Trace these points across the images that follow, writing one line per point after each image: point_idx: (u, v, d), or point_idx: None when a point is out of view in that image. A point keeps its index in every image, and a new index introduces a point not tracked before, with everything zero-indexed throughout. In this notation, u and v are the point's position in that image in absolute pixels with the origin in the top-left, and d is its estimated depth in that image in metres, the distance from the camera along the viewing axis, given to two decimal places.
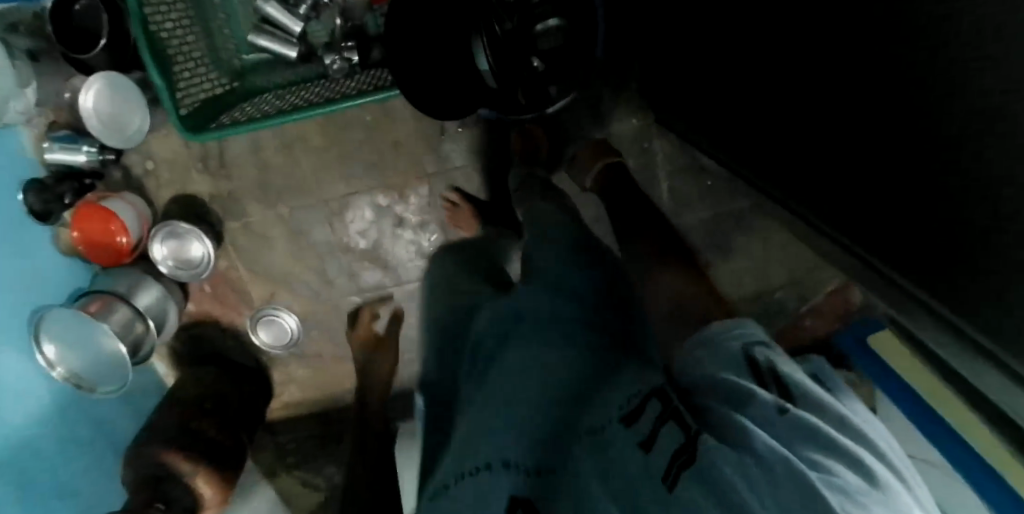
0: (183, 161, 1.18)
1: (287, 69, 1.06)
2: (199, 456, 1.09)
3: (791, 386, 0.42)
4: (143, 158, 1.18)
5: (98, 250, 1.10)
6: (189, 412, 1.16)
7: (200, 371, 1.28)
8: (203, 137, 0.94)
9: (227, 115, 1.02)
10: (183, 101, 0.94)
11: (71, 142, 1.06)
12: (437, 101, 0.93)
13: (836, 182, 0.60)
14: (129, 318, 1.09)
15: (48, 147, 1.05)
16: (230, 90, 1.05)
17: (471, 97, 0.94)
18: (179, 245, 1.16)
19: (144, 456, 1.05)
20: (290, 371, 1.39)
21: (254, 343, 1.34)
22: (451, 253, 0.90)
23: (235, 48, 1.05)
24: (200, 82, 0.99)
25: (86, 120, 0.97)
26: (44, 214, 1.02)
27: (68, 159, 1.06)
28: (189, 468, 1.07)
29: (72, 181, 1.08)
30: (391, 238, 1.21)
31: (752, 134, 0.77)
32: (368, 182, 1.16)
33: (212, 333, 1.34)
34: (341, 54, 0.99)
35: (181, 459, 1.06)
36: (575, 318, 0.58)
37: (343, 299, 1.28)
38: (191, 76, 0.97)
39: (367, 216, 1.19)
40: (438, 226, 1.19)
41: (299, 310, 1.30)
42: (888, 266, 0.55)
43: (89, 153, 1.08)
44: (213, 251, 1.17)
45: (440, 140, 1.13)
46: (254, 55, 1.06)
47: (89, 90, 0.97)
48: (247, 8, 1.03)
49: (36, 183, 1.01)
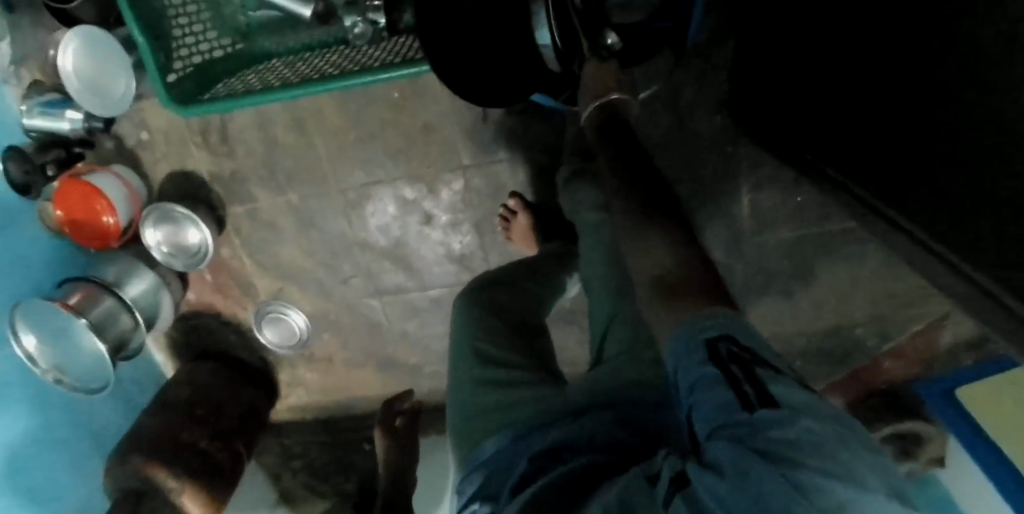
0: (178, 133, 1.01)
1: (301, 32, 0.87)
2: (187, 471, 0.96)
3: (770, 396, 0.28)
4: (136, 127, 1.02)
5: (83, 233, 0.96)
6: (180, 418, 1.01)
7: (196, 365, 1.12)
8: (193, 111, 0.80)
9: (225, 84, 0.86)
10: (172, 64, 0.80)
11: (54, 107, 0.92)
12: (481, 85, 0.74)
13: (889, 149, 0.47)
14: (114, 311, 0.94)
15: (27, 111, 0.91)
16: (233, 53, 0.88)
17: (524, 80, 0.75)
18: (175, 230, 1.00)
19: (126, 468, 0.93)
20: (298, 373, 1.25)
21: (258, 342, 1.20)
22: (489, 293, 0.74)
23: (239, 3, 0.87)
24: (194, 42, 0.83)
25: (66, 84, 0.85)
26: (25, 187, 0.91)
27: (49, 127, 0.92)
28: (173, 483, 0.94)
29: (59, 150, 0.95)
30: (417, 237, 1.04)
31: (801, 99, 0.62)
32: (393, 171, 0.98)
33: (212, 327, 1.19)
34: (365, 15, 0.80)
35: (165, 473, 0.93)
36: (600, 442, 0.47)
37: (358, 300, 1.13)
38: (183, 34, 0.82)
39: (390, 210, 1.02)
40: (472, 227, 1.02)
41: (309, 309, 1.15)
42: (946, 251, 0.41)
43: (72, 120, 0.92)
44: (212, 239, 1.01)
45: (480, 126, 0.94)
46: (262, 12, 0.87)
47: (67, 51, 0.84)
48: None
49: (17, 150, 0.89)
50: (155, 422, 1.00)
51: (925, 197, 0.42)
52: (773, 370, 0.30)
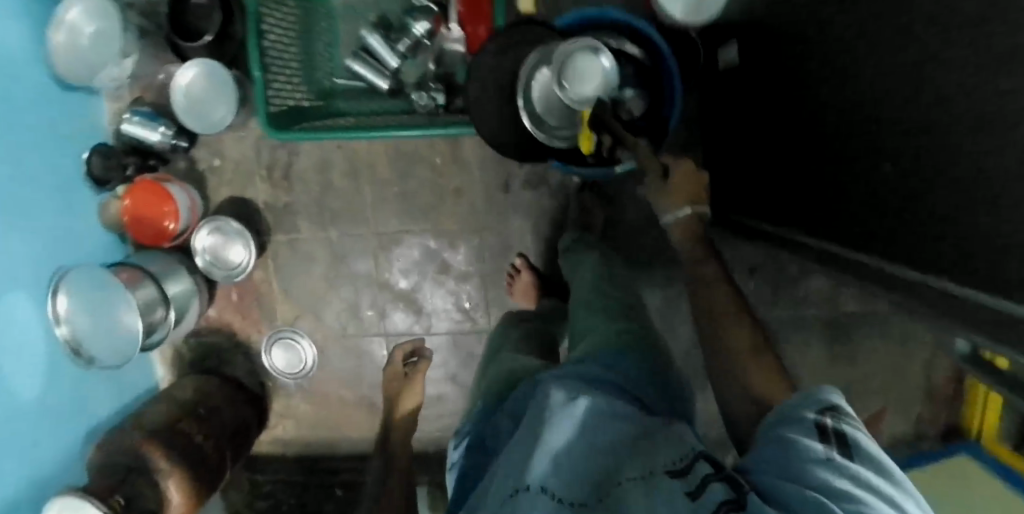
0: (248, 165, 1.20)
1: (372, 99, 1.13)
2: (179, 457, 1.00)
3: (854, 449, 0.34)
4: (212, 154, 1.20)
5: (142, 224, 1.11)
6: (180, 413, 1.08)
7: (201, 378, 1.22)
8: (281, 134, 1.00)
9: (308, 124, 1.08)
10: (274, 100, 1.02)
11: (150, 119, 1.11)
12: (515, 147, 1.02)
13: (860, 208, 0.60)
14: (152, 299, 1.06)
15: (128, 118, 1.11)
16: (315, 106, 1.13)
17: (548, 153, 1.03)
18: (222, 242, 1.15)
19: (120, 444, 0.98)
20: (291, 404, 1.30)
21: (262, 365, 1.28)
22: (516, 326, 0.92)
23: (330, 71, 1.14)
24: (290, 90, 1.07)
25: (173, 95, 1.06)
26: (102, 179, 1.07)
27: (140, 135, 1.11)
28: (165, 466, 0.97)
29: (138, 158, 1.12)
30: (431, 284, 1.19)
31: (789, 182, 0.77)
32: (422, 223, 1.16)
33: (222, 345, 1.28)
34: (428, 93, 1.06)
35: (160, 454, 0.98)
36: (617, 385, 0.56)
37: (366, 336, 1.24)
38: (285, 82, 1.05)
39: (413, 256, 1.18)
40: (480, 281, 1.18)
41: (319, 339, 1.25)
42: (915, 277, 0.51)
43: (162, 133, 1.12)
44: (252, 258, 1.16)
45: (502, 194, 1.14)
46: (346, 81, 1.14)
47: (188, 73, 1.06)
48: (349, 38, 1.13)
49: (104, 148, 1.08)
50: (160, 412, 1.07)
51: (893, 235, 0.54)
52: (864, 439, 0.35)
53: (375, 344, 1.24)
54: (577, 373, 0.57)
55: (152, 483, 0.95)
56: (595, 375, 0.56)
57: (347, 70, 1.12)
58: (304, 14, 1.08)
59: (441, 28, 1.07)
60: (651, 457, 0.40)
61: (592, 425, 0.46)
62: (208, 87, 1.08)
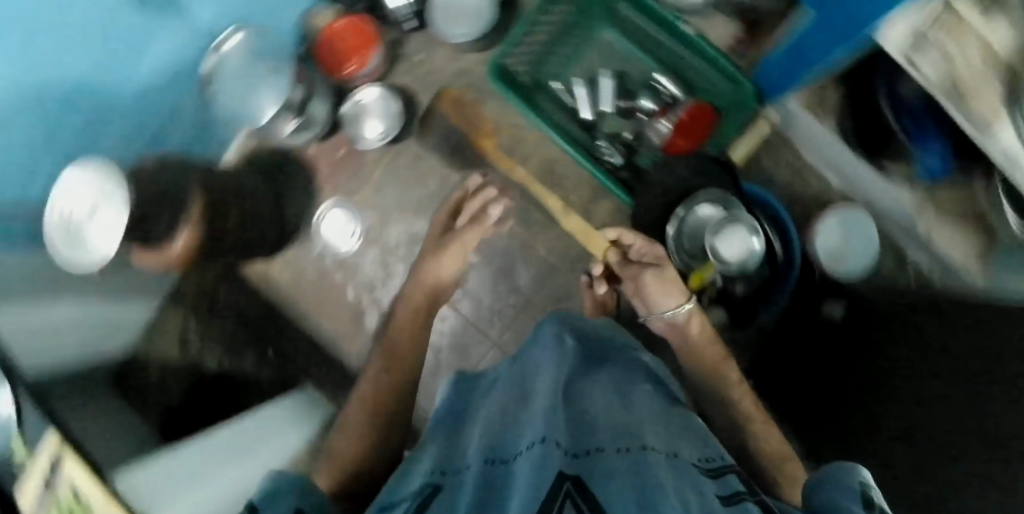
0: (441, 77, 1.32)
1: (566, 116, 1.24)
2: (208, 215, 1.07)
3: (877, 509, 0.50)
4: (421, 48, 1.32)
5: (332, 43, 1.18)
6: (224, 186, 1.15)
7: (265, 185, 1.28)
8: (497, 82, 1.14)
9: (515, 89, 1.20)
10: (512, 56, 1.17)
11: None
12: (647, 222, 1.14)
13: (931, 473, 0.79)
14: (289, 104, 1.14)
15: None
16: (525, 81, 1.23)
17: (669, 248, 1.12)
18: (371, 107, 1.27)
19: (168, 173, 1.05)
20: (303, 259, 1.39)
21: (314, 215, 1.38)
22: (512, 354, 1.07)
23: (556, 72, 1.26)
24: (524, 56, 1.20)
25: None
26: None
27: None
28: (193, 213, 1.04)
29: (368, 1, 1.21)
30: (483, 270, 1.30)
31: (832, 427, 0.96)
32: (518, 226, 1.28)
33: (296, 174, 1.34)
34: (611, 147, 1.19)
35: (198, 202, 1.05)
36: (623, 383, 0.66)
37: (402, 261, 1.36)
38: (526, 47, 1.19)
39: (491, 241, 1.30)
40: (518, 299, 1.29)
41: (369, 235, 1.38)
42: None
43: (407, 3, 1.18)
44: (381, 134, 1.26)
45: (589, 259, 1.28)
46: (560, 87, 1.25)
47: None
48: (588, 63, 1.26)
49: None
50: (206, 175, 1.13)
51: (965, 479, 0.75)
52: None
53: (403, 272, 1.36)
54: (575, 374, 0.66)
55: (170, 220, 1.01)
56: (610, 377, 0.68)
57: (568, 82, 1.24)
58: (573, 21, 1.22)
59: (658, 118, 1.16)
60: (647, 439, 0.47)
61: (599, 410, 0.54)
62: (472, 4, 1.18)
